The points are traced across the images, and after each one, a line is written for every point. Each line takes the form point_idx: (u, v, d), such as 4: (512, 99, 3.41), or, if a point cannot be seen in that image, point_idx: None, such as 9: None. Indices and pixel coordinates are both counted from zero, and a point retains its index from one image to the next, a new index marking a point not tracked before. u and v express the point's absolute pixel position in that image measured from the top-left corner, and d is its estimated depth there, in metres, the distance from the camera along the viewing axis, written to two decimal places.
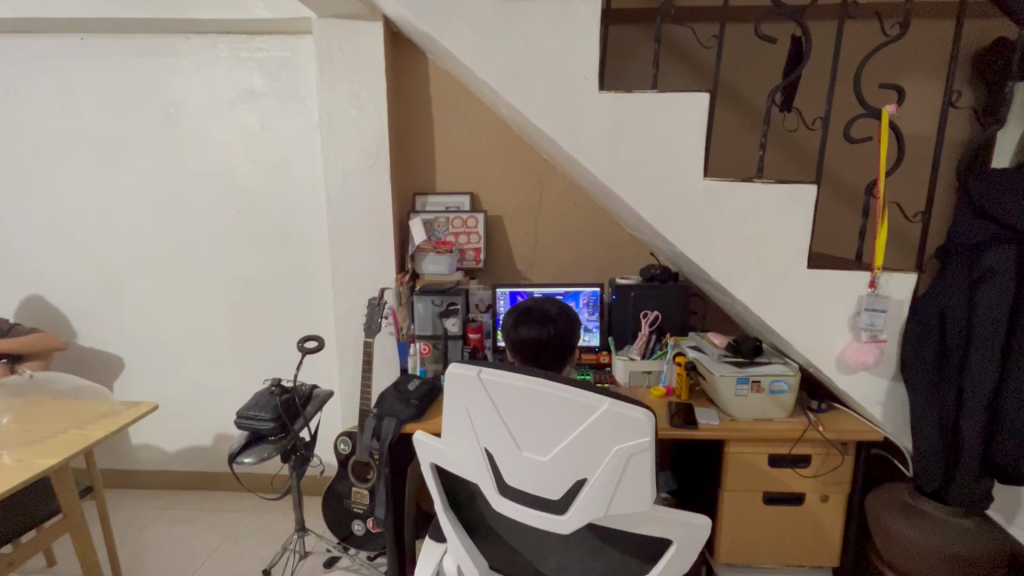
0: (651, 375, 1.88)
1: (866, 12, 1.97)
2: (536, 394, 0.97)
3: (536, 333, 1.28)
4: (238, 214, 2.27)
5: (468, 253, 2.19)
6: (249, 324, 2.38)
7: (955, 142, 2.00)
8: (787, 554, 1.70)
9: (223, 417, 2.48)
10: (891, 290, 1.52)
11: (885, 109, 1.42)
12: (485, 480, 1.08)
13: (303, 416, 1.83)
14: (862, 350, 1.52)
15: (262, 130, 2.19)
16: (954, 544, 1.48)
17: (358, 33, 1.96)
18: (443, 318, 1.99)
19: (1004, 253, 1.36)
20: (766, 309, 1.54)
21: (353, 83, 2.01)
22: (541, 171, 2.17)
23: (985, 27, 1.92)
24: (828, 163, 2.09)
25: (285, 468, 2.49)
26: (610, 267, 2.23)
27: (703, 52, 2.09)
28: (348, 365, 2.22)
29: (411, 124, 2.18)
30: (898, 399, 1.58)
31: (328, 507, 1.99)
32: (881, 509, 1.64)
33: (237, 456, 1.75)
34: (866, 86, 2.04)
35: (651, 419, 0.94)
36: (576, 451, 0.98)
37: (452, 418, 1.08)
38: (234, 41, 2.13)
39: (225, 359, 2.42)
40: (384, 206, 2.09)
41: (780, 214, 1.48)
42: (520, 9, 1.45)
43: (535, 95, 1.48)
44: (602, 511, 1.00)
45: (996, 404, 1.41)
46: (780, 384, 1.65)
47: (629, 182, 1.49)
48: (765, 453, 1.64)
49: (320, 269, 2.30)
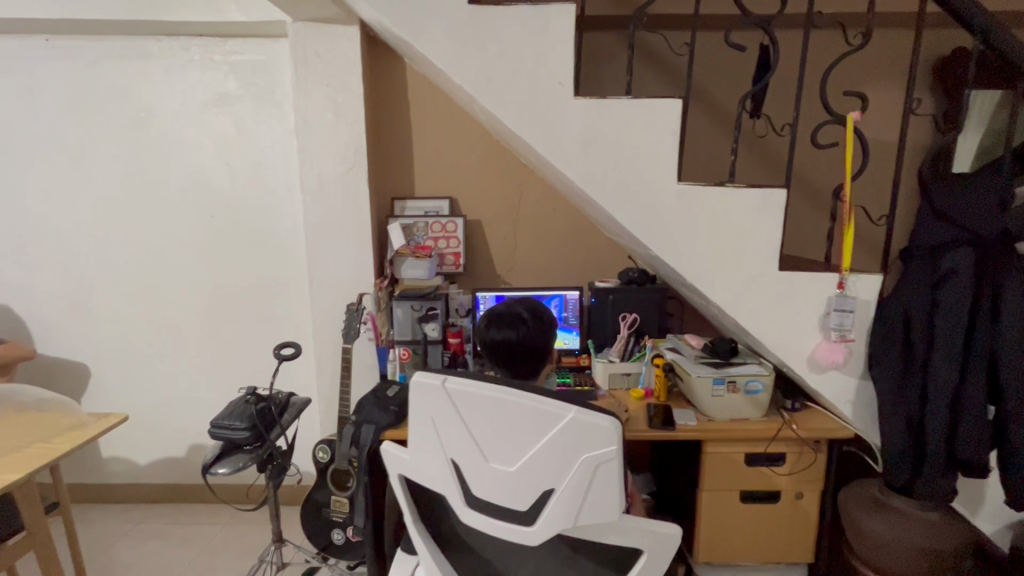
0: (631, 377, 1.89)
1: (830, 23, 2.04)
2: (502, 404, 0.98)
3: (510, 335, 1.28)
4: (212, 219, 2.23)
5: (447, 257, 2.19)
6: (223, 331, 2.33)
7: (916, 147, 2.09)
8: (763, 553, 1.73)
9: (196, 427, 2.42)
10: (859, 291, 1.57)
11: (850, 117, 1.46)
12: (453, 492, 1.07)
13: (279, 424, 1.79)
14: (831, 350, 1.57)
15: (237, 134, 2.15)
16: (923, 539, 1.53)
17: (334, 37, 1.95)
18: (423, 323, 1.98)
19: (964, 255, 1.42)
20: (739, 310, 1.57)
21: (329, 86, 1.99)
22: (520, 176, 2.18)
23: (942, 38, 2.01)
24: (798, 168, 2.15)
25: (261, 478, 2.44)
26: (588, 271, 2.25)
27: (677, 60, 2.13)
28: (326, 371, 2.19)
29: (389, 128, 2.17)
30: (866, 396, 1.63)
31: (306, 516, 1.96)
32: (851, 506, 1.68)
33: (210, 468, 1.70)
34: (831, 94, 2.11)
35: (615, 427, 0.96)
36: (543, 460, 0.98)
37: (417, 428, 1.08)
38: (208, 43, 2.09)
39: (199, 369, 2.37)
40: (361, 211, 2.07)
41: (751, 218, 1.52)
42: (496, 15, 1.46)
43: (511, 100, 1.49)
44: (571, 521, 1.01)
45: (958, 401, 1.46)
46: (755, 383, 1.68)
47: (605, 188, 1.51)
48: (742, 452, 1.68)
49: (297, 275, 2.27)
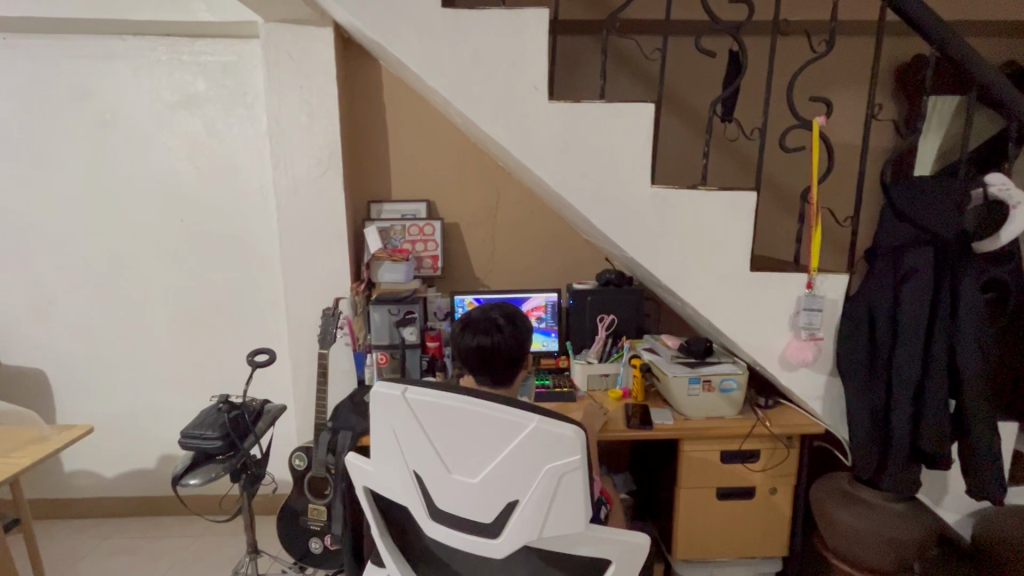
0: (609, 378, 1.90)
1: (796, 30, 2.10)
2: (463, 413, 0.98)
3: (483, 341, 1.28)
4: (182, 223, 2.17)
5: (425, 261, 2.17)
6: (194, 338, 2.27)
7: (878, 150, 2.17)
8: (739, 549, 1.76)
9: (165, 438, 2.35)
10: (827, 290, 1.62)
11: (815, 121, 1.50)
12: (416, 504, 1.08)
13: (253, 433, 1.74)
14: (801, 348, 1.60)
15: (208, 136, 2.11)
16: (889, 529, 1.58)
17: (307, 38, 1.93)
18: (400, 327, 1.95)
19: (924, 254, 1.48)
20: (712, 310, 1.60)
21: (302, 89, 1.96)
22: (497, 178, 2.19)
23: (901, 45, 2.09)
24: (767, 170, 2.20)
25: (235, 487, 2.38)
26: (567, 274, 2.26)
27: (650, 64, 2.17)
28: (302, 376, 2.16)
29: (364, 131, 2.15)
30: (835, 392, 1.67)
31: (283, 525, 1.92)
32: (822, 497, 1.72)
33: (181, 479, 1.66)
34: (797, 99, 2.17)
35: (579, 436, 0.97)
36: (505, 471, 0.99)
37: (379, 439, 1.08)
38: (175, 43, 2.04)
39: (168, 378, 2.30)
40: (337, 214, 2.04)
41: (723, 220, 1.55)
42: (471, 19, 1.46)
43: (486, 103, 1.49)
44: (537, 532, 1.01)
45: (920, 395, 1.51)
46: (729, 382, 1.71)
47: (581, 191, 1.53)
48: (717, 450, 1.71)
49: (271, 280, 2.22)
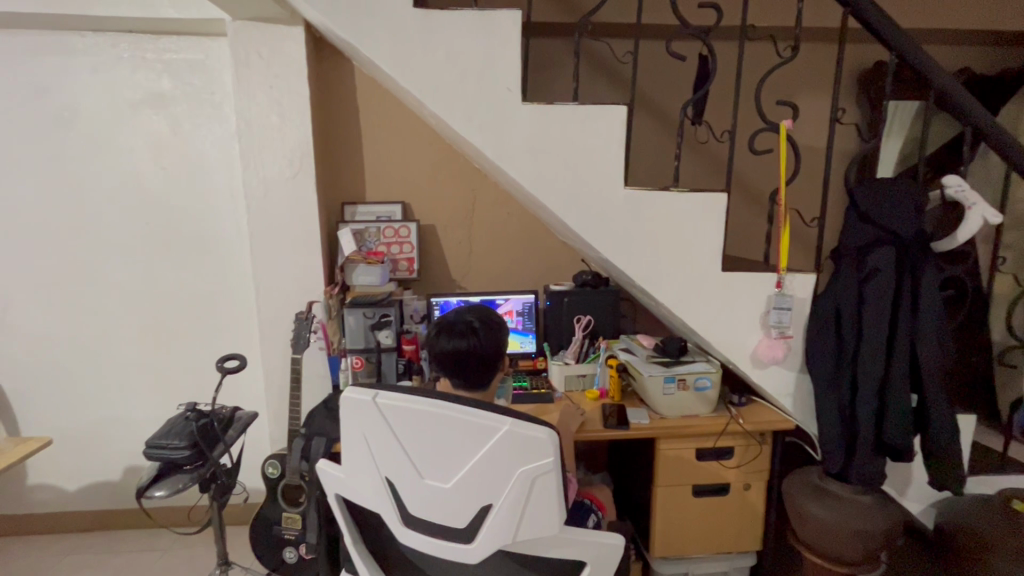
0: (586, 378, 1.91)
1: (763, 35, 2.15)
2: (434, 417, 0.97)
3: (459, 344, 1.27)
4: (147, 227, 2.10)
5: (401, 263, 2.15)
6: (160, 344, 2.20)
7: (842, 153, 2.23)
8: (713, 545, 1.79)
9: (129, 448, 2.27)
10: (796, 289, 1.66)
11: (782, 125, 1.53)
12: (388, 511, 1.07)
13: (223, 442, 1.69)
14: (771, 346, 1.64)
15: (174, 137, 2.05)
16: (857, 521, 1.62)
17: (277, 37, 1.89)
18: (375, 331, 1.92)
19: (885, 254, 1.53)
20: (686, 310, 1.63)
21: (272, 89, 1.92)
22: (473, 179, 2.18)
23: (862, 51, 2.16)
24: (736, 172, 2.25)
25: (204, 498, 2.32)
26: (543, 275, 2.27)
27: (622, 67, 2.20)
28: (274, 382, 2.11)
29: (337, 131, 2.12)
30: (805, 388, 1.71)
31: (256, 535, 1.87)
32: (792, 492, 1.76)
33: (146, 490, 1.60)
34: (765, 103, 2.22)
35: (551, 439, 0.97)
36: (478, 476, 0.98)
37: (350, 445, 1.07)
38: (138, 40, 1.98)
39: (132, 387, 2.23)
40: (309, 216, 2.00)
41: (696, 221, 1.58)
42: (444, 20, 1.45)
43: (461, 104, 1.49)
44: (511, 536, 1.01)
45: (884, 389, 1.56)
46: (703, 381, 1.74)
47: (556, 192, 1.53)
48: (692, 448, 1.73)
49: (241, 284, 2.17)
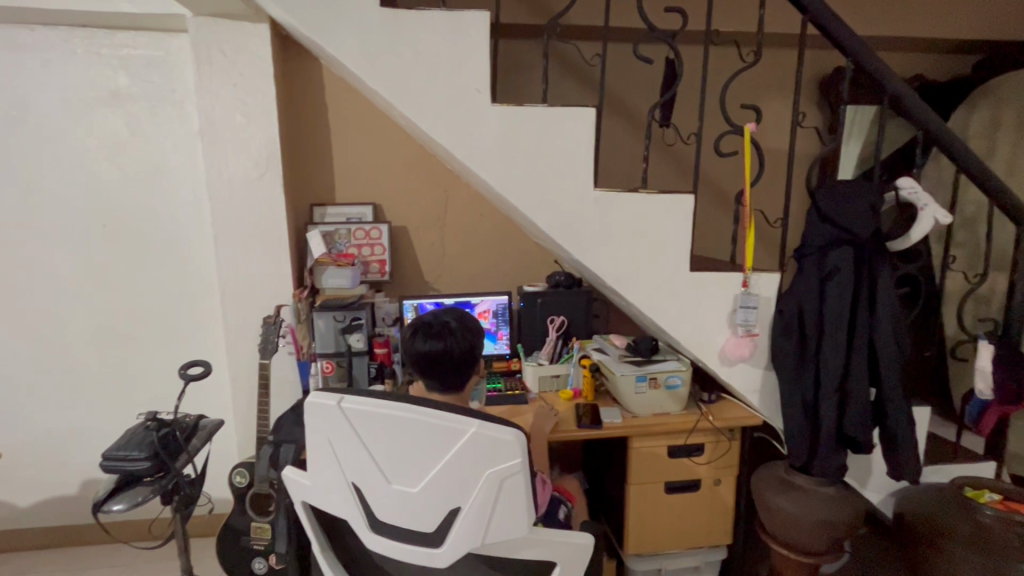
0: (559, 379, 1.91)
1: (726, 40, 2.20)
2: (400, 421, 0.96)
3: (435, 346, 1.26)
4: (103, 230, 2.02)
5: (372, 265, 2.12)
6: (118, 352, 2.11)
7: (803, 155, 2.30)
8: (682, 540, 1.82)
9: (85, 461, 2.17)
10: (761, 289, 1.70)
11: (747, 127, 1.56)
12: (355, 517, 1.05)
13: (186, 452, 1.64)
14: (738, 343, 1.68)
15: (132, 135, 1.97)
16: (820, 512, 1.66)
17: (241, 34, 1.84)
18: (346, 334, 1.89)
19: (845, 253, 1.59)
20: (656, 310, 1.65)
21: (237, 87, 1.87)
22: (445, 180, 2.17)
23: (821, 57, 2.23)
24: (703, 173, 2.30)
25: (166, 510, 2.23)
26: (516, 276, 2.27)
27: (590, 69, 2.22)
28: (241, 389, 2.06)
29: (306, 132, 2.07)
30: (771, 384, 1.76)
31: (223, 546, 1.82)
32: (761, 485, 1.80)
33: (103, 505, 1.53)
34: (729, 106, 2.27)
35: (519, 440, 0.96)
36: (445, 479, 0.98)
37: (315, 451, 1.04)
38: (92, 35, 1.90)
39: (88, 397, 2.13)
40: (276, 217, 1.96)
41: (665, 222, 1.60)
42: (414, 20, 1.44)
43: (432, 104, 1.48)
44: (480, 539, 1.00)
45: (845, 384, 1.61)
46: (674, 378, 1.76)
47: (528, 193, 1.53)
48: (664, 445, 1.76)
49: (205, 288, 2.11)
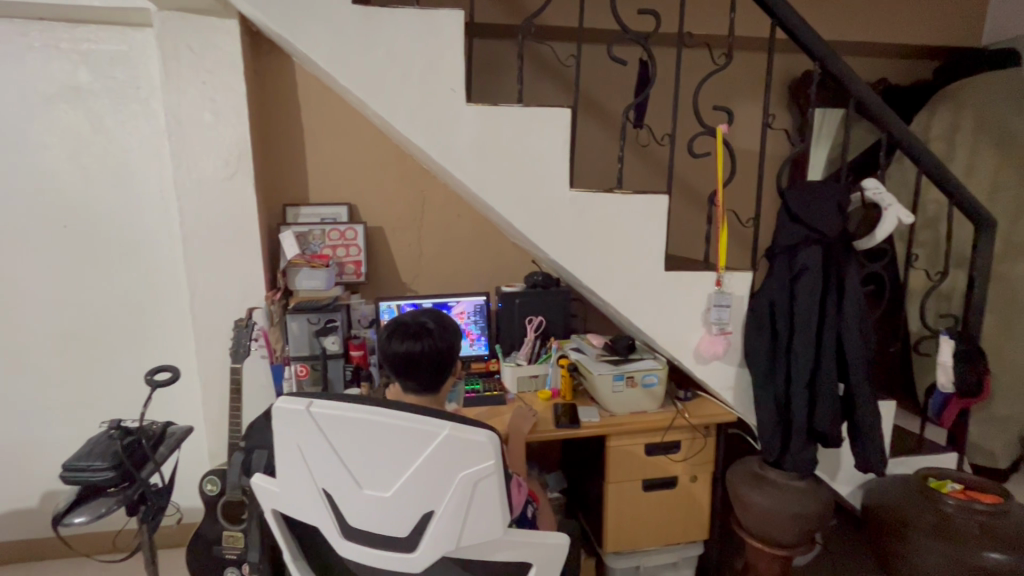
0: (538, 379, 1.91)
1: (698, 42, 2.23)
2: (370, 425, 0.95)
3: (412, 347, 1.24)
4: (64, 231, 1.94)
5: (347, 266, 2.08)
6: (81, 358, 2.04)
7: (773, 156, 2.35)
8: (659, 537, 1.83)
9: (45, 473, 2.09)
10: (734, 287, 1.72)
11: (719, 129, 1.58)
12: (327, 524, 1.03)
13: (153, 461, 1.58)
14: (712, 341, 1.70)
15: (94, 133, 1.90)
16: (791, 505, 1.70)
17: (208, 29, 1.79)
18: (321, 337, 1.86)
19: (814, 252, 1.62)
20: (632, 309, 1.66)
21: (203, 84, 1.82)
22: (421, 180, 2.15)
23: (789, 61, 2.28)
24: (677, 174, 2.33)
25: (132, 521, 2.16)
26: (495, 276, 2.26)
27: (566, 70, 2.23)
28: (212, 394, 2.00)
29: (277, 131, 2.03)
30: (745, 381, 1.79)
31: (194, 556, 1.77)
32: (735, 480, 1.82)
33: (63, 518, 1.46)
34: (702, 108, 2.30)
35: (492, 442, 0.96)
36: (419, 482, 0.96)
37: (284, 457, 1.02)
38: (51, 28, 1.82)
39: (47, 405, 2.04)
40: (247, 218, 1.91)
41: (641, 222, 1.61)
42: (387, 18, 1.43)
43: (408, 103, 1.46)
44: (455, 542, 0.99)
45: (815, 380, 1.65)
46: (651, 377, 1.78)
47: (505, 193, 1.53)
48: (640, 444, 1.77)
49: (173, 291, 2.04)
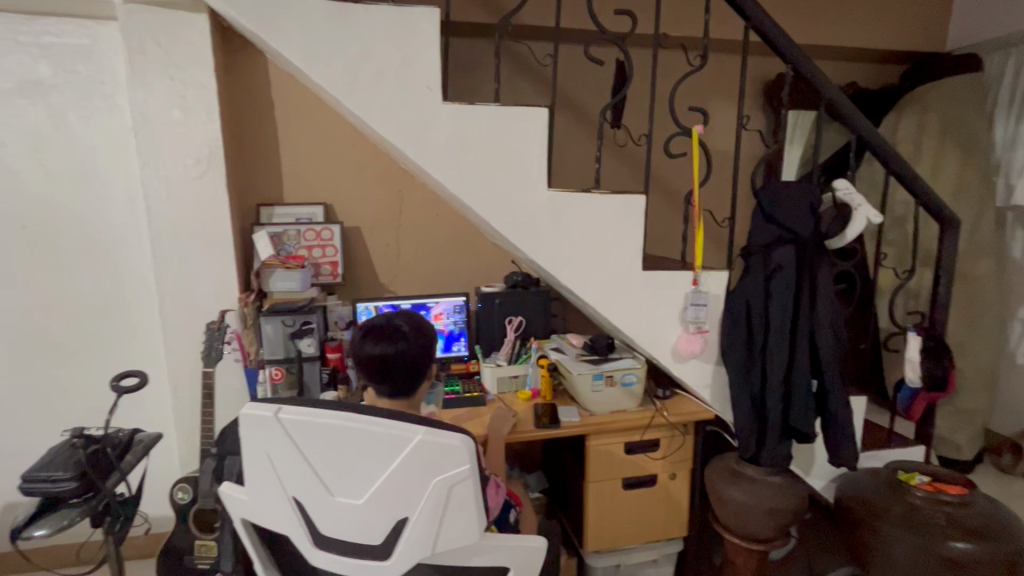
0: (517, 379, 1.90)
1: (674, 43, 2.25)
2: (341, 431, 0.93)
3: (386, 349, 1.23)
4: (23, 232, 1.87)
5: (323, 267, 2.04)
6: (43, 364, 1.96)
7: (747, 157, 2.38)
8: (636, 536, 1.84)
9: (4, 483, 2.00)
10: (711, 286, 1.74)
11: (694, 130, 1.58)
12: (298, 533, 1.00)
13: (119, 470, 1.53)
14: (689, 341, 1.71)
15: (55, 129, 1.83)
16: (767, 501, 1.72)
17: (176, 24, 1.74)
18: (296, 339, 1.82)
19: (787, 252, 1.65)
20: (611, 308, 1.66)
21: (170, 80, 1.76)
22: (398, 179, 2.12)
23: (761, 63, 2.32)
24: (654, 174, 2.34)
25: (97, 532, 2.09)
26: (474, 276, 2.25)
27: (543, 69, 2.23)
28: (182, 399, 1.95)
29: (249, 128, 1.98)
30: (722, 379, 1.80)
31: (164, 568, 1.71)
32: (713, 477, 1.84)
33: (24, 531, 1.41)
34: (677, 108, 2.33)
35: (467, 446, 0.94)
36: (392, 488, 0.94)
37: (252, 466, 0.99)
38: (8, 21, 1.75)
39: (6, 413, 1.96)
40: (217, 218, 1.86)
41: (619, 222, 1.62)
42: (362, 15, 1.40)
43: (384, 101, 1.43)
44: (431, 547, 0.98)
45: (790, 377, 1.67)
46: (629, 376, 1.78)
47: (484, 192, 1.51)
48: (618, 443, 1.77)
49: (140, 293, 1.98)
